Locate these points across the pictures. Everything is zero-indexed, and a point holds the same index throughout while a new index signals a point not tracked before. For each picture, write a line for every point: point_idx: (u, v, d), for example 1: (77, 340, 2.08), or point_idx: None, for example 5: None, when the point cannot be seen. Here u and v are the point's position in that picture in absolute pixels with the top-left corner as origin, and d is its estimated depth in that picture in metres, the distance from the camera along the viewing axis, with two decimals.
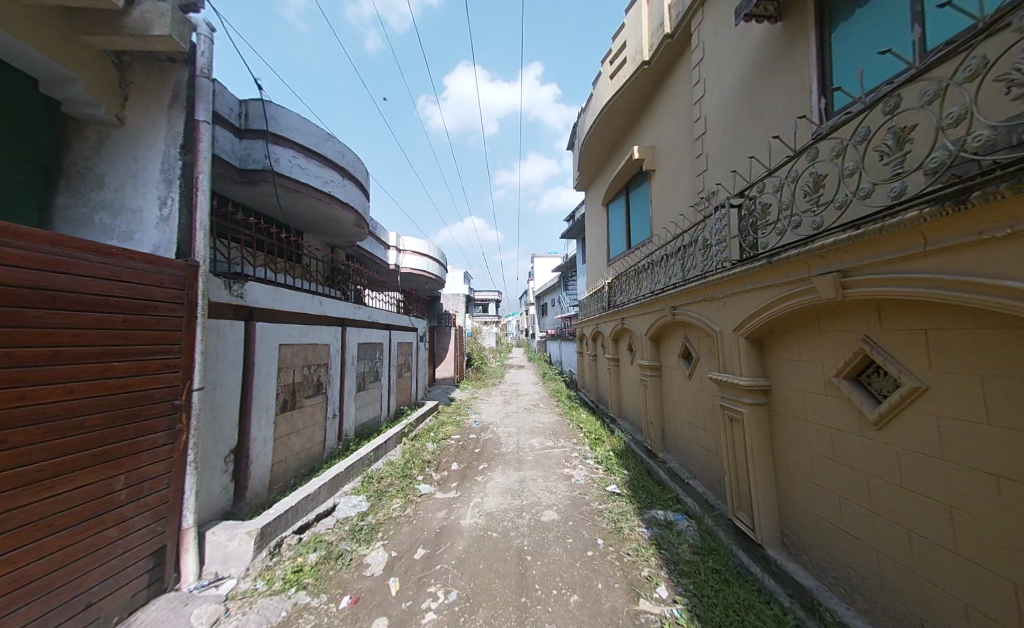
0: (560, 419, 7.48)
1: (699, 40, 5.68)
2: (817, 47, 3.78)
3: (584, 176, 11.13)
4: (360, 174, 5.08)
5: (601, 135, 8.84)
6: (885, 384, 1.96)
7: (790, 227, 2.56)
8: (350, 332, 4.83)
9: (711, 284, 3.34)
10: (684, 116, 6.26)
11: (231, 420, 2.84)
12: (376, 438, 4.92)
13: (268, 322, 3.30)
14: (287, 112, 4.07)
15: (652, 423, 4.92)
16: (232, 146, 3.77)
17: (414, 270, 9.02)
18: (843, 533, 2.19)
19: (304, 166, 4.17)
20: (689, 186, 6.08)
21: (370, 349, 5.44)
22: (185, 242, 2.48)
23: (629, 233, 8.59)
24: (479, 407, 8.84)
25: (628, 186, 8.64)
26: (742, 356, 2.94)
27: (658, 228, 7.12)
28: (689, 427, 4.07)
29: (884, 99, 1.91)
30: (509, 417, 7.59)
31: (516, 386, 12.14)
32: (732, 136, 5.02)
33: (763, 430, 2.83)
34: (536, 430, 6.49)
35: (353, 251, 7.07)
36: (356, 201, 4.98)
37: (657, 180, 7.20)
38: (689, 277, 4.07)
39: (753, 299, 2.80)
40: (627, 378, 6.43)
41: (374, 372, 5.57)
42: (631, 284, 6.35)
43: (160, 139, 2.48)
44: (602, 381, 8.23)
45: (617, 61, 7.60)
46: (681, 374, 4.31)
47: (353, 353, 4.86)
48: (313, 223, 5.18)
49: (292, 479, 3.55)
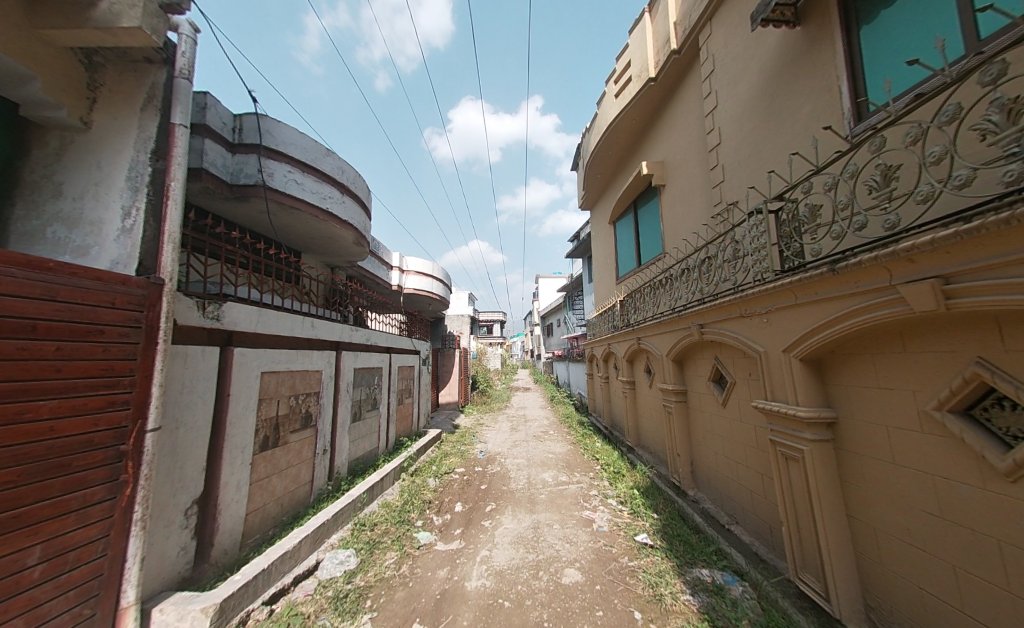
0: (573, 448, 6.88)
1: (708, 52, 5.56)
2: (845, 47, 3.55)
3: (590, 196, 11.01)
4: (361, 191, 4.87)
5: (607, 154, 8.73)
6: (1013, 421, 1.52)
7: (850, 230, 2.19)
8: (346, 356, 4.45)
9: (750, 299, 2.95)
10: (694, 130, 6.08)
11: (197, 464, 2.43)
12: (371, 475, 4.42)
13: (249, 347, 2.94)
14: (284, 127, 3.87)
15: (679, 456, 4.38)
16: (222, 160, 3.53)
17: (417, 290, 8.73)
18: (961, 615, 1.70)
19: (300, 181, 3.94)
20: (704, 199, 5.80)
21: (368, 375, 5.04)
22: (150, 257, 2.16)
23: (638, 249, 8.28)
24: (484, 435, 8.26)
25: (636, 202, 8.43)
26: (798, 382, 2.50)
27: (670, 244, 6.82)
28: (727, 462, 3.56)
29: (979, 68, 1.59)
30: (517, 447, 7.02)
31: (524, 411, 11.55)
32: (750, 146, 4.77)
33: (831, 472, 2.35)
34: (547, 462, 5.92)
35: (354, 271, 6.82)
36: (356, 218, 4.74)
37: (668, 194, 6.95)
38: (717, 292, 3.69)
39: (809, 314, 2.39)
40: (646, 404, 5.92)
41: (372, 400, 5.14)
42: (645, 300, 5.95)
43: (129, 144, 2.21)
44: (616, 405, 7.68)
45: (622, 80, 7.56)
46: (714, 401, 3.83)
47: (349, 379, 4.46)
48: (311, 242, 4.92)
49: (270, 531, 3.07)
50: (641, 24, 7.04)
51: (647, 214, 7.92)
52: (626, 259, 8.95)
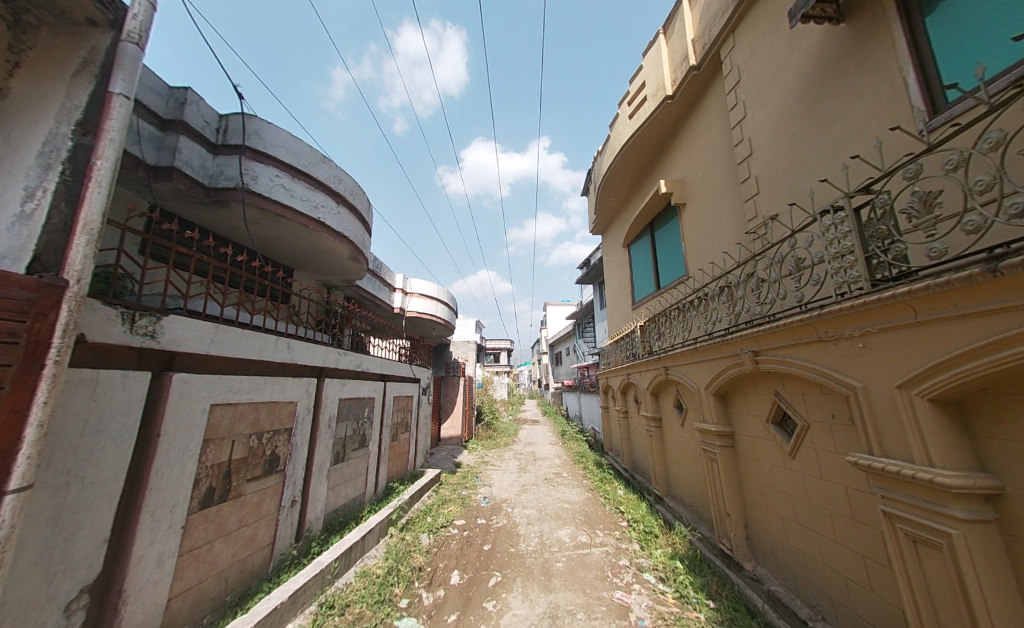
0: (591, 495, 5.96)
1: (732, 65, 5.24)
2: (907, 36, 3.11)
3: (602, 221, 10.64)
4: (360, 203, 4.45)
5: (620, 176, 8.37)
6: None
7: (999, 219, 1.57)
8: (331, 385, 3.83)
9: (831, 320, 2.30)
10: (718, 144, 5.66)
11: (94, 534, 1.79)
12: (351, 533, 3.64)
13: (196, 374, 2.35)
14: (274, 128, 3.46)
15: (732, 516, 3.56)
16: (200, 160, 3.13)
17: (421, 314, 8.21)
18: None
19: (289, 187, 3.50)
20: (734, 216, 5.28)
21: (356, 407, 4.38)
22: (53, 250, 1.65)
23: (657, 272, 7.71)
24: (489, 476, 7.36)
25: (653, 224, 7.96)
26: (930, 433, 1.78)
27: (694, 265, 6.25)
28: (808, 533, 2.74)
29: None
30: (527, 492, 6.12)
31: (532, 447, 10.57)
32: (788, 155, 4.27)
33: (1005, 573, 1.58)
34: (562, 514, 5.04)
35: (353, 292, 6.34)
36: (353, 231, 4.28)
37: (689, 213, 6.46)
38: (773, 314, 3.04)
39: (939, 337, 1.72)
40: (678, 446, 5.09)
41: (361, 436, 4.45)
42: (673, 325, 5.29)
43: (49, 114, 1.78)
44: (638, 445, 6.78)
45: (637, 100, 7.28)
46: (779, 450, 3.07)
47: (332, 413, 3.80)
48: (302, 256, 4.46)
49: (203, 620, 2.33)
50: (656, 45, 6.85)
51: (666, 235, 7.41)
52: (643, 282, 8.36)
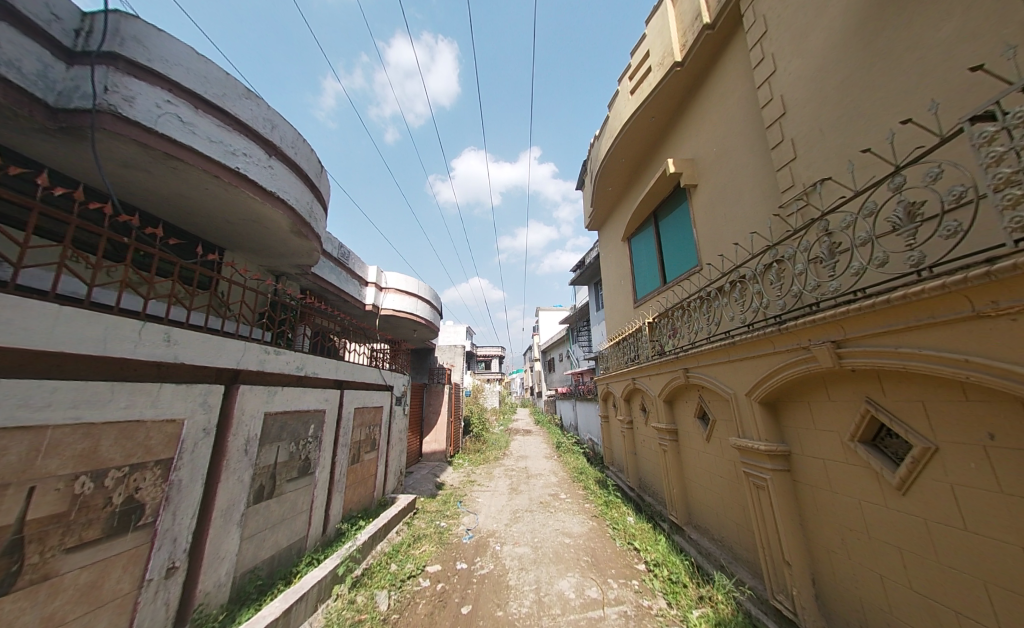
0: (595, 525, 4.97)
1: (755, 15, 4.42)
2: None
3: (599, 215, 9.81)
4: (303, 161, 3.48)
5: (619, 161, 7.52)
6: None
7: None
8: (253, 395, 2.80)
9: (1004, 281, 1.42)
10: (736, 111, 4.82)
11: None
12: (274, 602, 2.60)
13: None
14: (166, 38, 2.48)
15: (793, 567, 2.64)
16: (38, 67, 2.14)
17: (397, 313, 7.16)
18: None
19: (186, 119, 2.53)
20: (756, 190, 4.46)
21: (297, 423, 3.33)
22: None
23: (664, 265, 6.86)
24: (475, 499, 6.31)
25: (657, 211, 7.15)
26: None
27: (708, 252, 5.43)
28: (942, 615, 1.82)
29: None
30: (519, 523, 5.09)
31: (525, 462, 9.52)
32: (829, 106, 3.46)
33: None
34: (565, 554, 4.04)
35: (310, 284, 5.30)
36: (292, 193, 3.30)
37: (700, 194, 5.65)
38: (865, 289, 2.14)
39: None
40: (703, 467, 4.16)
41: (303, 463, 3.40)
42: (691, 319, 4.42)
43: None
44: (648, 461, 5.83)
45: (638, 74, 6.43)
46: (870, 480, 2.18)
47: (251, 434, 2.75)
48: (226, 228, 3.44)
49: None
50: (661, 9, 6.04)
51: (673, 222, 6.59)
52: (646, 277, 7.52)
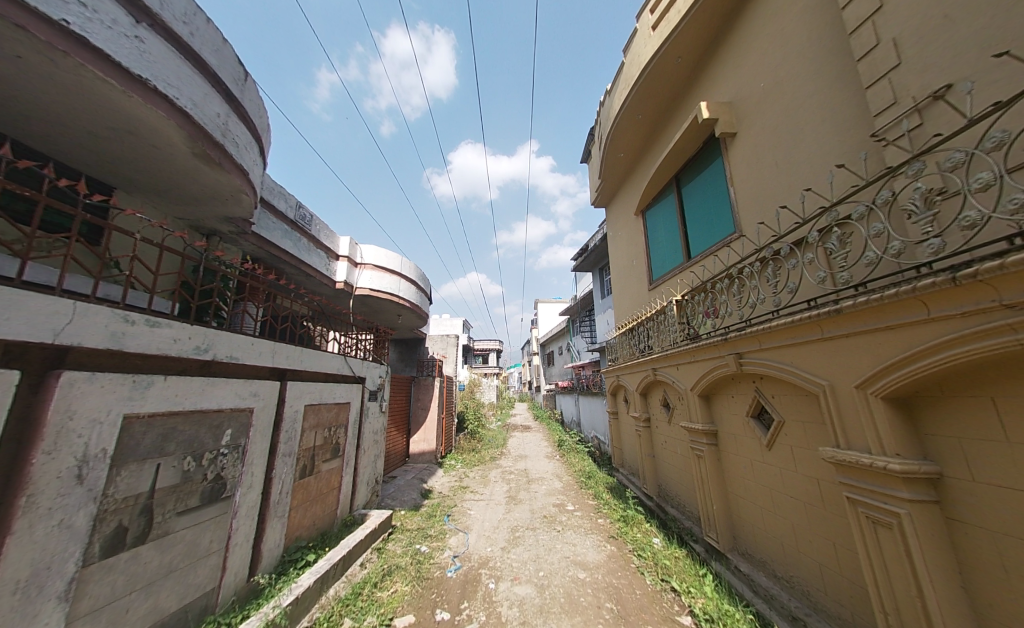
0: (614, 549, 3.99)
1: None
2: None
3: (608, 188, 8.73)
4: (205, 50, 2.41)
5: (635, 118, 6.44)
6: None
7: None
8: (101, 388, 1.77)
9: None
10: (796, 27, 3.76)
11: None
12: None
13: None
14: None
15: None
16: None
17: (374, 292, 6.10)
18: None
19: None
20: (824, 123, 3.39)
21: (198, 429, 2.30)
22: None
23: (687, 236, 5.82)
24: (466, 512, 5.32)
25: (680, 173, 6.09)
26: None
27: (750, 213, 4.39)
28: None
29: None
30: (518, 546, 4.10)
31: (525, 464, 8.54)
32: None
33: None
34: (579, 597, 3.07)
35: (255, 250, 4.24)
36: (185, 91, 2.25)
37: (740, 143, 4.58)
38: None
39: None
40: (758, 481, 3.18)
41: (212, 485, 2.38)
42: (740, 289, 3.38)
43: None
44: (671, 467, 4.86)
45: (661, 4, 5.32)
46: None
47: (93, 450, 1.73)
48: (94, 144, 2.37)
49: None
50: None
51: (701, 183, 5.54)
52: (664, 252, 6.49)
